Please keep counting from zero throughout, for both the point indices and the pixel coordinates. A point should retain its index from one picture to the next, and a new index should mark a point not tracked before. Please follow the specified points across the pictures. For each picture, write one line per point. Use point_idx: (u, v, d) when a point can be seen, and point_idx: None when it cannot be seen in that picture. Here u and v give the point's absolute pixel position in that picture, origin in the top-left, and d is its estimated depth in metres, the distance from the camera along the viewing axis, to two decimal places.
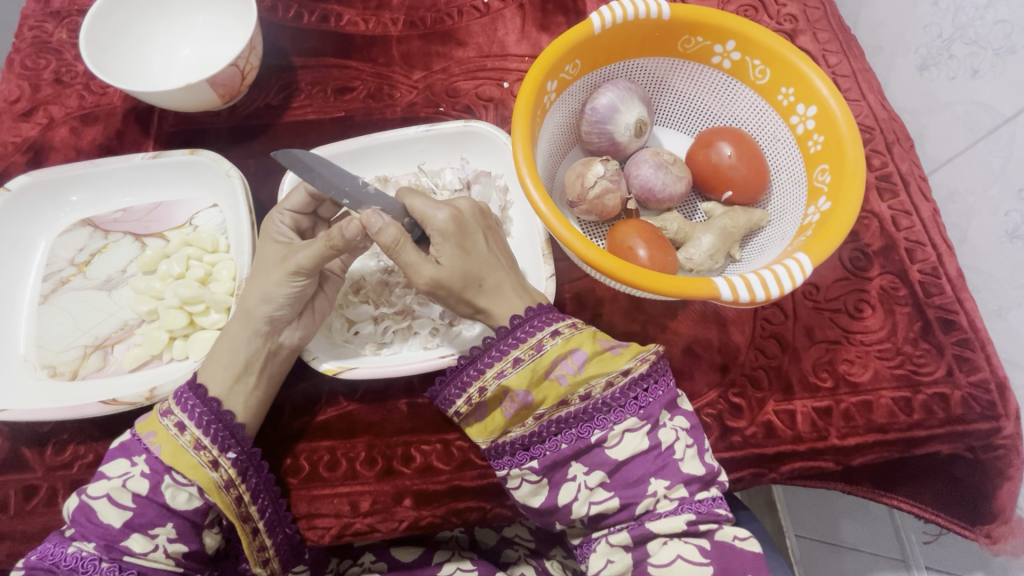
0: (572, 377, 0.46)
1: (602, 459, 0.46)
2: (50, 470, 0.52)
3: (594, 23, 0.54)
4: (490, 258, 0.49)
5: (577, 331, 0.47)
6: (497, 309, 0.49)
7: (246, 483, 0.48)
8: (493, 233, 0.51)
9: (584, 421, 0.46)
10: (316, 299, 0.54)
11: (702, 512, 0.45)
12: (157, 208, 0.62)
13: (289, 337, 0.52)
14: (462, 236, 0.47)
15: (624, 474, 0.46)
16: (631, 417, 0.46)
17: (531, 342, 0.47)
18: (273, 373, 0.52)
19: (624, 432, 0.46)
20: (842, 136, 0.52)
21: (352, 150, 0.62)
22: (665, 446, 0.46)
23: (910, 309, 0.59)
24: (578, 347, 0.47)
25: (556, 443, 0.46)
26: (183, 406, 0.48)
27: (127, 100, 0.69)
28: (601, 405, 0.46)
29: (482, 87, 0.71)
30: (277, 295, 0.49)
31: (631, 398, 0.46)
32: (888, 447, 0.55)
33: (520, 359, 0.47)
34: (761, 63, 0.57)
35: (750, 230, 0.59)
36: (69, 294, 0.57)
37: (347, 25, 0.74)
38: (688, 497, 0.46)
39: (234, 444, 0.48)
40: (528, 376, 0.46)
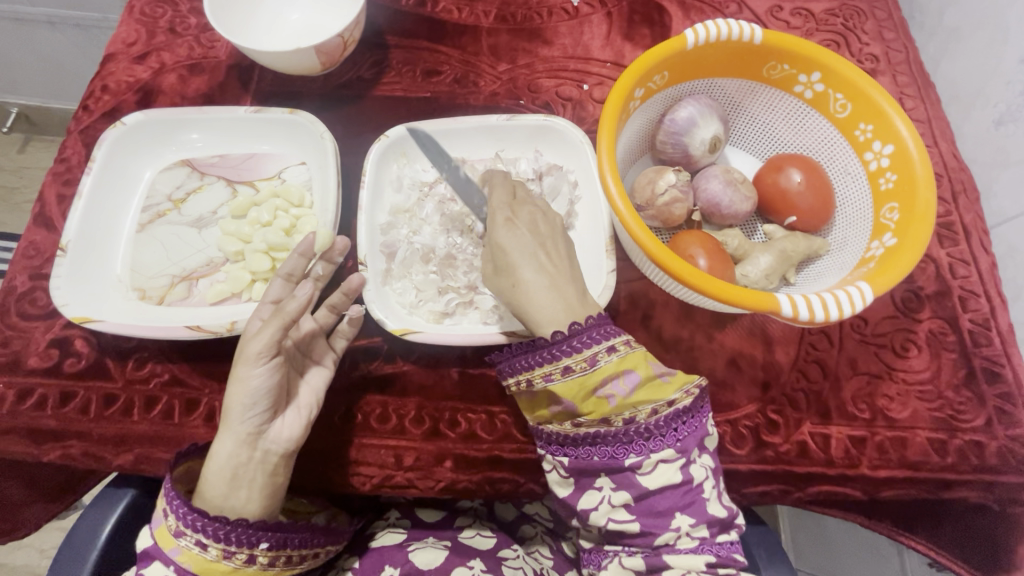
0: (621, 398, 0.47)
1: (631, 483, 0.48)
2: (130, 383, 0.56)
3: (688, 39, 0.57)
4: (534, 256, 0.52)
5: (630, 351, 0.49)
6: (526, 310, 0.51)
7: (291, 548, 0.49)
8: (552, 241, 0.53)
9: (622, 443, 0.48)
10: (299, 393, 0.54)
11: (721, 555, 0.47)
12: (250, 158, 0.66)
13: (274, 438, 0.50)
14: (509, 230, 0.53)
15: (649, 503, 0.48)
16: (665, 449, 0.47)
17: (584, 354, 0.48)
18: (264, 482, 0.49)
19: (658, 463, 0.47)
20: (915, 176, 0.53)
21: (437, 130, 0.66)
22: (694, 483, 0.48)
23: (956, 356, 0.60)
24: (631, 369, 0.48)
25: (589, 453, 0.48)
26: (196, 527, 0.46)
27: (232, 56, 0.74)
28: (642, 431, 0.47)
29: (562, 87, 0.74)
30: (249, 387, 0.49)
31: (670, 430, 0.47)
32: (917, 485, 0.56)
33: (569, 369, 0.48)
34: (842, 98, 0.59)
35: (808, 257, 0.60)
36: (164, 226, 0.62)
37: (442, 12, 0.77)
38: (707, 538, 0.48)
39: (264, 535, 0.47)
40: (576, 389, 0.48)
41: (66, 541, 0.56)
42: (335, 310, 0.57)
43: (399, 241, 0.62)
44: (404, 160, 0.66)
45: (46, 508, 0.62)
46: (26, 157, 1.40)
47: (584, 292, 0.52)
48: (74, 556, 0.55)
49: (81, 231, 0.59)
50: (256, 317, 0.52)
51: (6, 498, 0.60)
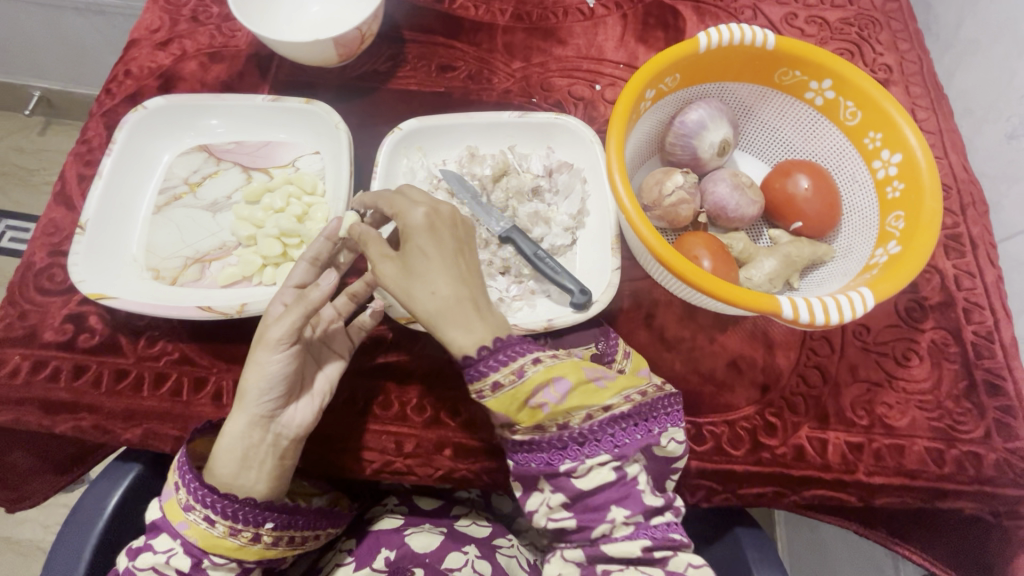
0: (554, 405, 0.48)
1: (566, 486, 0.48)
2: (141, 359, 0.58)
3: (701, 42, 0.58)
4: (452, 265, 0.49)
5: (560, 360, 0.49)
6: (440, 322, 0.49)
7: (294, 529, 0.52)
8: (465, 249, 0.51)
9: (557, 448, 0.48)
10: (312, 380, 0.55)
11: (657, 538, 0.48)
12: (265, 146, 0.67)
13: (287, 422, 0.51)
14: (431, 236, 0.50)
15: (586, 501, 0.48)
16: (602, 455, 0.48)
17: (512, 366, 0.48)
18: (273, 464, 0.50)
19: (593, 466, 0.48)
20: (923, 186, 0.54)
21: (449, 124, 0.67)
22: (629, 477, 0.48)
23: (957, 367, 0.60)
24: (561, 376, 0.48)
25: (526, 459, 0.49)
26: (205, 503, 0.47)
27: (252, 46, 0.75)
28: (576, 436, 0.48)
29: (575, 86, 0.75)
30: (267, 371, 0.50)
31: (606, 435, 0.48)
32: (913, 493, 0.56)
33: (499, 384, 0.48)
34: (853, 105, 0.59)
35: (812, 263, 0.61)
36: (180, 209, 0.64)
37: (459, 9, 0.78)
38: (643, 523, 0.48)
39: (270, 516, 0.49)
40: (508, 402, 0.48)
41: (73, 512, 0.58)
42: (354, 298, 0.58)
43: None
44: (417, 152, 0.67)
45: (54, 480, 0.64)
46: (46, 140, 1.42)
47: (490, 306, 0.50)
48: (80, 526, 0.56)
49: (100, 211, 0.61)
50: (278, 300, 0.53)
51: (16, 467, 0.61)
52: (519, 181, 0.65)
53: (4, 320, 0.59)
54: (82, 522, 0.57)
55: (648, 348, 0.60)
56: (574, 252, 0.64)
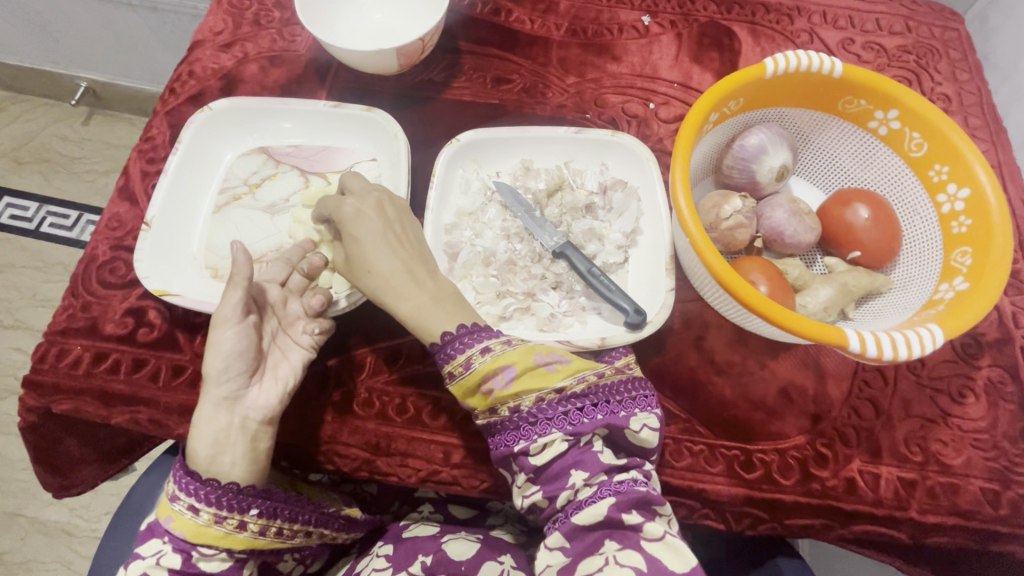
0: (499, 391, 0.49)
1: (525, 466, 0.49)
2: (198, 356, 0.59)
3: (768, 67, 0.57)
4: (384, 243, 0.55)
5: (508, 349, 0.50)
6: (385, 294, 0.54)
7: (281, 520, 0.51)
8: (397, 224, 0.56)
9: (512, 429, 0.49)
10: (279, 366, 0.56)
11: (622, 492, 0.47)
12: (324, 150, 0.68)
13: (251, 404, 0.53)
14: (360, 221, 0.56)
15: (546, 473, 0.49)
16: (554, 432, 0.48)
17: (460, 360, 0.51)
18: (246, 446, 0.51)
19: (547, 443, 0.48)
20: (992, 223, 0.53)
21: (505, 137, 0.67)
22: (582, 442, 0.49)
23: (1015, 407, 0.59)
24: (508, 364, 0.50)
25: (493, 442, 0.51)
26: (186, 491, 0.48)
27: (312, 51, 0.76)
28: (528, 416, 0.49)
29: (628, 103, 0.75)
30: (222, 351, 0.53)
31: (558, 413, 0.48)
32: (966, 534, 0.55)
33: (451, 374, 0.51)
34: (919, 137, 0.58)
35: (869, 293, 0.60)
36: (239, 210, 0.65)
37: (515, 22, 0.79)
38: (606, 481, 0.48)
39: (254, 502, 0.49)
40: (462, 390, 0.51)
41: (124, 503, 0.59)
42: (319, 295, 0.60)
43: (461, 243, 0.63)
44: (472, 164, 0.68)
45: (102, 469, 0.65)
46: (90, 130, 1.46)
47: (434, 271, 0.56)
48: (131, 518, 0.58)
49: (164, 208, 0.62)
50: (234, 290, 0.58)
51: (67, 456, 0.62)
52: (573, 197, 0.65)
53: (67, 311, 0.60)
54: (133, 513, 0.58)
55: (698, 371, 0.60)
56: (626, 270, 0.64)
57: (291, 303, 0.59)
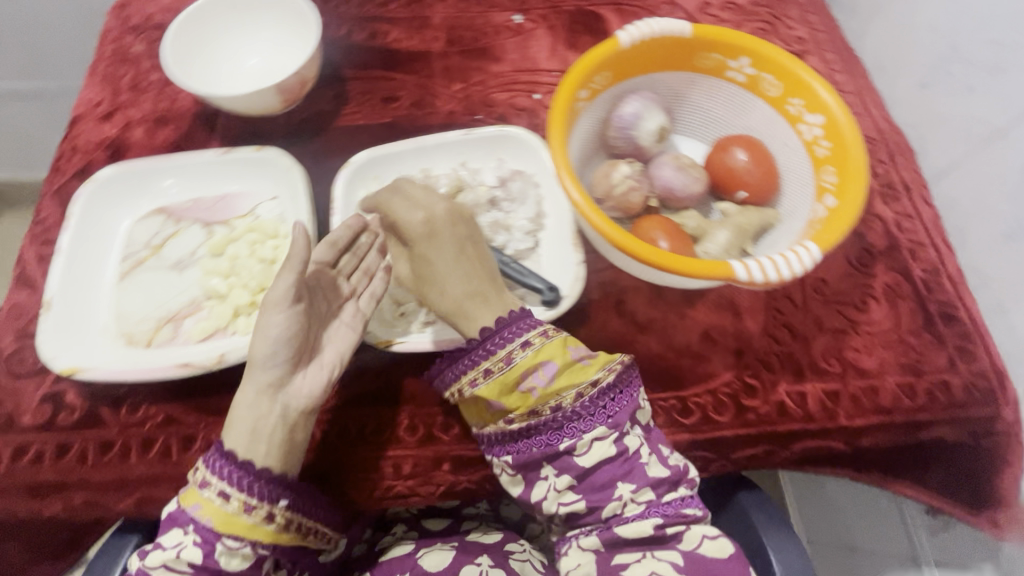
0: (543, 388, 0.52)
1: (569, 466, 0.52)
2: (125, 427, 0.57)
3: (621, 40, 0.61)
4: (457, 260, 0.56)
5: (547, 343, 0.54)
6: (455, 314, 0.56)
7: (305, 515, 0.52)
8: (469, 242, 0.58)
9: (555, 429, 0.52)
10: (324, 352, 0.57)
11: (669, 514, 0.52)
12: (223, 198, 0.68)
13: (294, 394, 0.54)
14: (430, 241, 0.57)
15: (591, 479, 0.52)
16: (598, 427, 0.52)
17: (500, 355, 0.53)
18: (281, 440, 0.52)
19: (593, 441, 0.52)
20: (845, 141, 0.58)
21: (398, 150, 0.69)
22: (630, 452, 0.53)
23: (912, 304, 0.64)
24: (549, 361, 0.53)
25: (528, 446, 0.53)
26: (220, 472, 0.49)
27: (197, 105, 0.76)
28: (570, 415, 0.52)
29: (515, 98, 0.78)
30: (267, 334, 0.53)
31: (599, 408, 0.52)
32: (894, 429, 0.59)
33: (490, 371, 0.53)
34: (771, 77, 0.63)
35: (763, 228, 0.64)
36: (146, 273, 0.64)
37: (394, 42, 0.82)
38: (654, 501, 0.53)
39: (284, 492, 0.50)
40: (498, 388, 0.53)
41: None
42: (369, 274, 0.61)
43: None
44: (374, 181, 0.69)
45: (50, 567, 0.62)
46: None
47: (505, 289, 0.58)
48: None
49: (64, 285, 0.61)
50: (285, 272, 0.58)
51: (8, 562, 0.59)
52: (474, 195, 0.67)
53: None
54: None
55: (624, 333, 0.62)
56: (539, 254, 0.65)
57: (342, 284, 0.60)
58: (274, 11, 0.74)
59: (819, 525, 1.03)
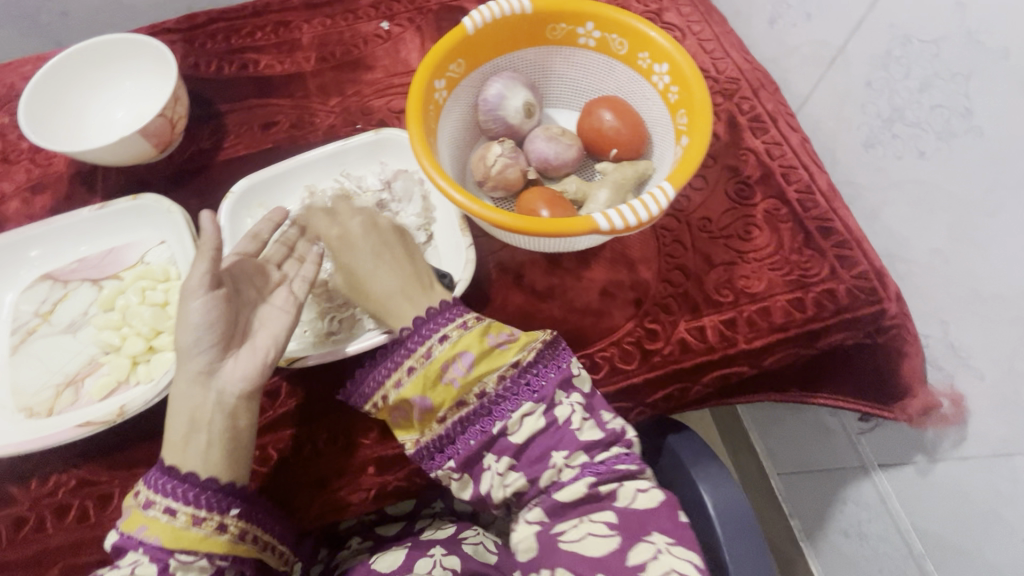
0: (463, 377, 0.52)
1: (506, 446, 0.52)
2: (37, 500, 0.56)
3: (467, 26, 0.63)
4: (376, 260, 0.57)
5: (463, 334, 0.53)
6: (378, 309, 0.57)
7: (260, 526, 0.51)
8: (387, 245, 0.59)
9: (486, 416, 0.52)
10: (256, 336, 0.55)
11: (602, 472, 0.51)
12: (110, 253, 0.68)
13: (229, 379, 0.52)
14: (348, 249, 0.58)
15: (528, 454, 0.52)
16: (525, 403, 0.52)
17: (421, 351, 0.53)
18: (223, 425, 0.51)
19: (523, 417, 0.52)
20: (690, 83, 0.61)
21: (279, 171, 0.69)
22: (561, 421, 0.53)
23: (792, 225, 0.67)
24: (466, 349, 0.53)
25: (465, 440, 0.52)
26: (163, 489, 0.49)
27: (72, 166, 0.75)
28: (495, 399, 0.52)
29: (393, 102, 0.79)
30: (190, 323, 0.52)
31: (522, 386, 0.53)
32: (792, 343, 0.62)
33: (412, 368, 0.53)
34: (618, 36, 0.65)
35: (641, 180, 0.66)
36: (38, 341, 0.62)
37: (265, 68, 0.82)
38: (587, 462, 0.52)
39: (234, 501, 0.50)
40: (422, 382, 0.52)
41: None
42: (299, 259, 0.60)
43: None
44: (259, 208, 0.68)
45: None
46: None
47: (430, 280, 0.58)
48: None
49: None
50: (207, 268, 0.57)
51: None
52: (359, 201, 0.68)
53: None
54: None
55: (526, 306, 0.64)
56: (435, 245, 0.67)
57: (271, 274, 0.59)
58: (130, 54, 0.75)
59: (789, 456, 1.02)
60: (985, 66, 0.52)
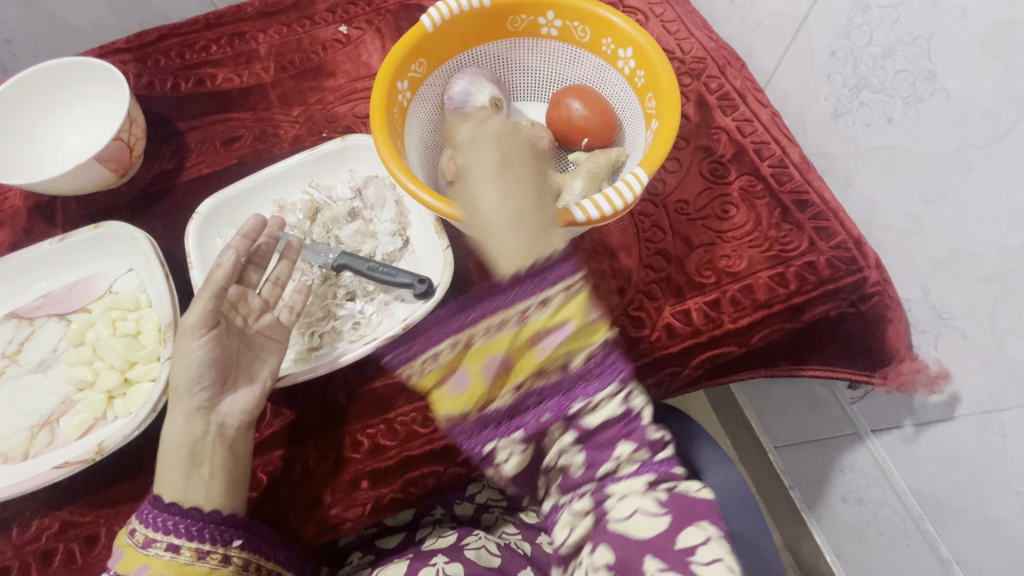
0: (550, 350, 0.56)
1: (576, 428, 0.57)
2: (19, 548, 0.54)
3: (425, 24, 0.61)
4: (501, 190, 0.54)
5: (564, 306, 0.57)
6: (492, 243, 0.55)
7: (263, 554, 0.51)
8: (512, 167, 0.57)
9: (560, 396, 0.57)
10: (250, 366, 0.56)
11: (660, 472, 0.54)
12: (76, 285, 0.65)
13: (229, 410, 0.53)
14: (503, 171, 0.56)
15: (594, 439, 0.57)
16: (608, 385, 0.57)
17: (518, 312, 0.56)
18: (224, 455, 0.52)
19: (601, 403, 0.56)
20: (655, 66, 0.60)
21: (246, 187, 0.68)
22: (634, 415, 0.56)
23: (768, 201, 0.67)
24: (564, 323, 0.57)
25: (537, 414, 0.57)
26: (163, 526, 0.48)
27: (28, 198, 0.72)
28: (576, 377, 0.57)
29: (357, 107, 0.77)
30: (190, 359, 0.52)
31: (605, 367, 0.58)
32: (777, 318, 0.62)
33: (500, 327, 0.57)
34: (579, 24, 0.65)
35: (614, 167, 0.65)
36: (7, 384, 0.60)
37: (223, 82, 0.79)
38: (648, 461, 0.55)
39: (236, 533, 0.50)
40: (506, 343, 0.56)
41: None
42: (281, 283, 0.60)
43: None
44: (228, 226, 0.67)
45: None
46: None
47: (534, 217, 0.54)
48: None
49: None
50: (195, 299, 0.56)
51: None
52: (331, 211, 0.66)
53: None
54: None
55: None
56: (412, 251, 0.66)
57: (251, 299, 0.59)
58: (74, 79, 0.72)
59: (786, 428, 1.02)
60: (945, 27, 0.51)
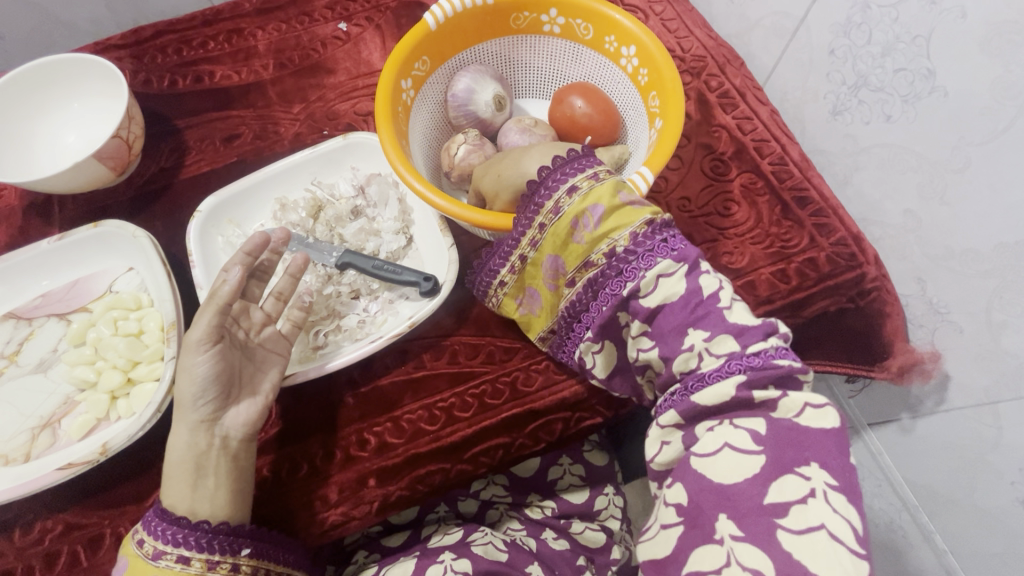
0: (591, 232, 0.49)
1: (637, 310, 0.48)
2: (22, 551, 0.53)
3: (429, 21, 0.61)
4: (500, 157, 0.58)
5: (597, 185, 0.50)
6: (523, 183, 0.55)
7: (273, 560, 0.51)
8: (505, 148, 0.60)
9: (615, 276, 0.49)
10: (254, 379, 0.55)
11: (754, 368, 0.43)
12: (75, 285, 0.65)
13: (232, 423, 0.53)
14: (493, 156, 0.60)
15: (660, 322, 0.48)
16: (661, 262, 0.47)
17: (548, 208, 0.51)
18: (229, 467, 0.51)
19: (659, 279, 0.47)
20: (658, 64, 0.60)
21: (247, 186, 0.67)
22: (706, 295, 0.46)
23: (769, 198, 0.68)
24: (595, 203, 0.49)
25: (598, 307, 0.51)
26: (171, 539, 0.47)
27: (23, 197, 0.71)
28: (625, 256, 0.48)
29: (358, 104, 0.77)
30: (195, 374, 0.51)
31: (657, 241, 0.48)
32: (779, 314, 0.63)
33: (543, 226, 0.52)
34: (582, 21, 0.65)
35: (618, 164, 0.64)
36: (6, 385, 0.59)
37: (221, 79, 0.79)
38: (736, 353, 0.44)
39: (245, 541, 0.50)
40: (552, 241, 0.52)
41: None
42: (282, 298, 0.58)
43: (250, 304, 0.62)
44: (229, 225, 0.66)
45: None
46: None
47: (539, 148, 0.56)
48: None
49: None
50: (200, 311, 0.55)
51: None
52: (334, 209, 0.66)
53: None
54: None
55: None
56: (417, 249, 0.66)
57: (254, 310, 0.57)
58: (76, 78, 0.71)
59: None
60: (945, 27, 0.51)
